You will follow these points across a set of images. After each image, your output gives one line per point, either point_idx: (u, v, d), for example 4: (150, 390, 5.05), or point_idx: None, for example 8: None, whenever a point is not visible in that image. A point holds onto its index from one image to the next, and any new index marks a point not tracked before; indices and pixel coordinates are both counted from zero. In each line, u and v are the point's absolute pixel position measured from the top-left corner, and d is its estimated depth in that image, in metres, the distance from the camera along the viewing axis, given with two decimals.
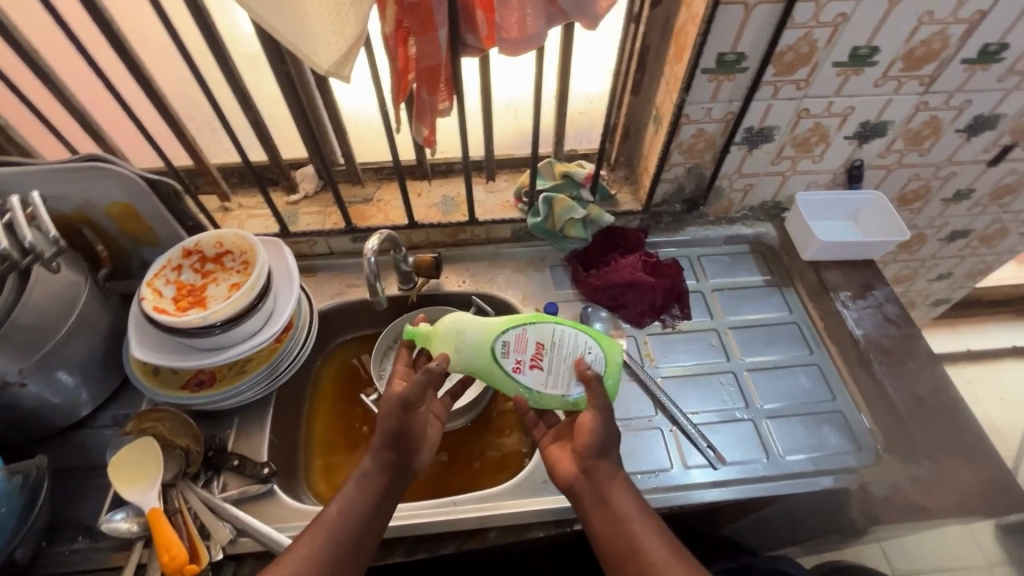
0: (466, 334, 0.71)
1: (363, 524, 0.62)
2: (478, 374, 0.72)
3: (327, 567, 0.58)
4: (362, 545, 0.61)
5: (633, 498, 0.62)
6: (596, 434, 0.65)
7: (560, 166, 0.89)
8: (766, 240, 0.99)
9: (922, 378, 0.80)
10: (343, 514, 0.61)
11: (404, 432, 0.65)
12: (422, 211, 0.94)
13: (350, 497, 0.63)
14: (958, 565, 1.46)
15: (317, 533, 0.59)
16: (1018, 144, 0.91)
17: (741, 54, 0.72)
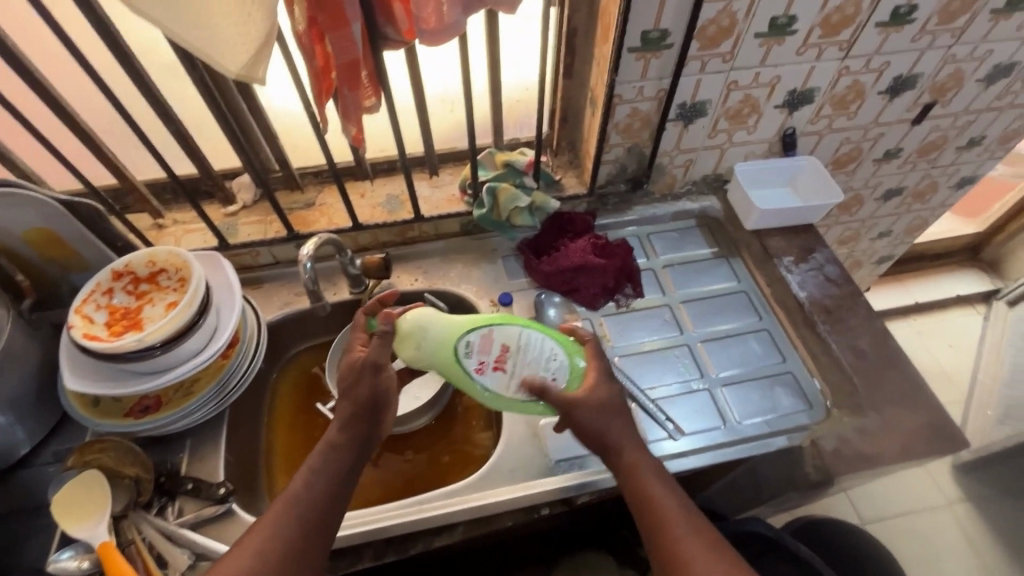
0: (429, 333, 0.69)
1: (326, 504, 0.61)
2: (441, 373, 0.71)
3: (288, 544, 0.57)
4: (327, 521, 0.60)
5: (663, 481, 0.63)
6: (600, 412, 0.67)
7: (500, 155, 0.88)
8: (711, 212, 1.01)
9: (864, 333, 0.83)
10: (303, 492, 0.61)
11: (376, 401, 0.67)
12: (367, 212, 0.93)
13: (315, 471, 0.63)
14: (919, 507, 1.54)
15: (276, 512, 0.59)
16: (937, 101, 0.95)
17: (664, 31, 0.72)
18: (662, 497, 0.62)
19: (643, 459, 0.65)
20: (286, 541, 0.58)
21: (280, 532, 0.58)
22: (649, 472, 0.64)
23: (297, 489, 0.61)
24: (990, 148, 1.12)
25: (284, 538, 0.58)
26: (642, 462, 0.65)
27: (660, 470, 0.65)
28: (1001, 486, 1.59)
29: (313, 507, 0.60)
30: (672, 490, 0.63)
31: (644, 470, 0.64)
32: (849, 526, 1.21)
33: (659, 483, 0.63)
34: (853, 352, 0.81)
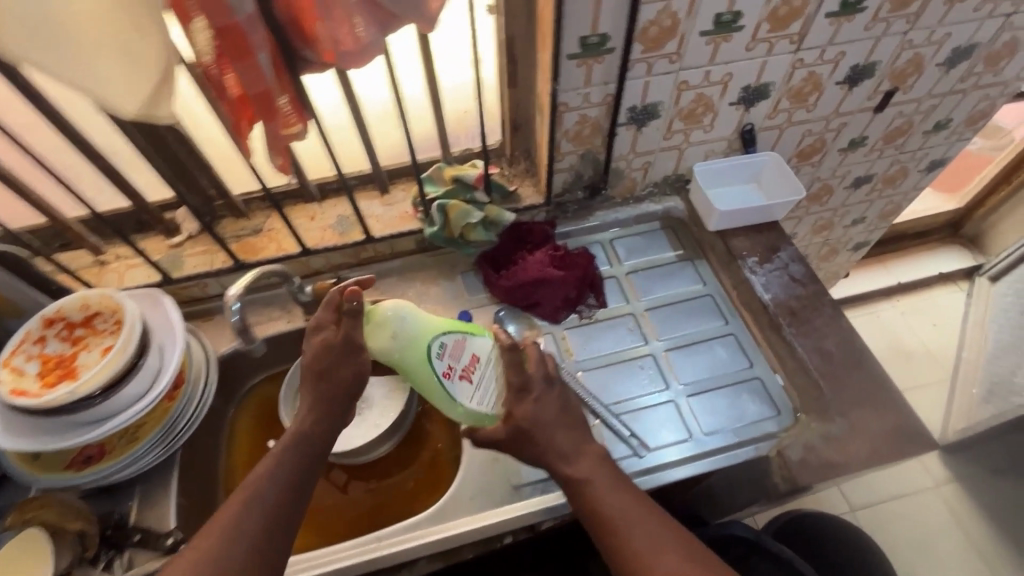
0: (406, 324, 0.70)
1: (289, 497, 0.58)
2: (408, 372, 0.71)
3: (247, 537, 0.54)
4: (289, 514, 0.57)
5: (622, 493, 0.62)
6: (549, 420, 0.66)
7: (450, 170, 0.85)
8: (675, 213, 0.99)
9: (831, 334, 0.81)
10: (263, 488, 0.57)
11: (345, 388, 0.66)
12: (316, 235, 0.90)
13: (279, 461, 0.60)
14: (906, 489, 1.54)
15: (233, 508, 0.55)
16: (898, 87, 0.92)
17: (603, 35, 0.69)
18: (621, 510, 0.60)
19: (599, 472, 0.63)
20: (247, 541, 0.54)
21: (238, 530, 0.54)
22: (608, 488, 0.62)
23: (255, 485, 0.57)
24: (957, 130, 1.09)
25: (245, 537, 0.54)
26: (597, 478, 0.63)
27: (618, 482, 0.63)
28: (986, 463, 1.59)
29: (275, 500, 0.57)
30: (634, 501, 0.61)
31: (595, 483, 0.62)
32: (839, 522, 1.19)
33: (620, 496, 0.61)
34: (819, 354, 0.79)
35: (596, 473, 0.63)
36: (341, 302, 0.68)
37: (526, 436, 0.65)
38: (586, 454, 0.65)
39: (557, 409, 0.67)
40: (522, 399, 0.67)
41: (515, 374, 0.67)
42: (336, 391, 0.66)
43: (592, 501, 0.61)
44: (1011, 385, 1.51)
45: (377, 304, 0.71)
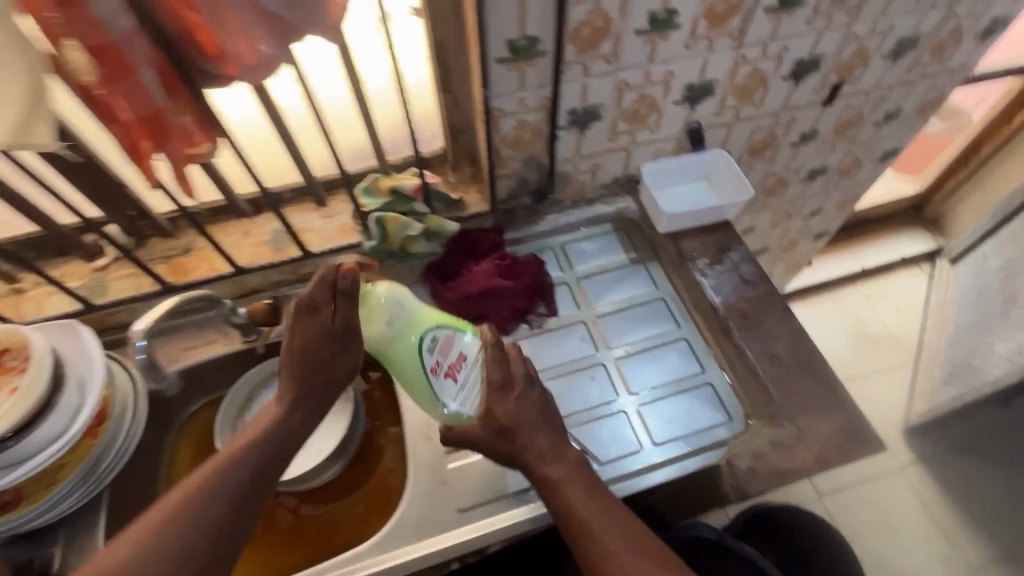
0: (400, 310, 0.67)
1: (256, 483, 0.60)
2: (394, 363, 0.68)
3: (214, 513, 0.56)
4: (251, 500, 0.59)
5: (598, 503, 0.64)
6: (527, 414, 0.68)
7: (387, 181, 0.81)
8: (627, 214, 0.96)
9: (781, 336, 0.80)
10: (232, 474, 0.59)
11: (330, 374, 0.68)
12: (251, 252, 0.85)
13: (257, 440, 0.62)
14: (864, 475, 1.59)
15: (200, 491, 0.56)
16: (845, 80, 0.91)
17: (533, 38, 0.66)
18: (596, 519, 0.62)
19: (580, 481, 0.65)
20: (206, 525, 0.55)
21: (201, 515, 0.55)
22: (586, 496, 0.64)
23: (226, 470, 0.59)
24: (908, 120, 1.09)
25: (205, 521, 0.55)
26: (577, 487, 0.65)
27: (595, 491, 0.65)
28: (946, 442, 1.63)
29: (241, 486, 0.59)
30: (608, 512, 0.63)
31: (574, 489, 0.65)
32: (819, 528, 1.20)
33: (596, 506, 0.64)
34: (768, 358, 0.78)
35: (576, 482, 0.65)
36: (336, 280, 0.64)
37: (504, 434, 0.67)
38: (568, 461, 0.67)
39: (517, 410, 0.68)
40: (505, 395, 0.68)
41: (496, 371, 0.69)
42: (317, 377, 0.67)
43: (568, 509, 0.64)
44: (971, 367, 1.54)
45: (374, 286, 0.68)
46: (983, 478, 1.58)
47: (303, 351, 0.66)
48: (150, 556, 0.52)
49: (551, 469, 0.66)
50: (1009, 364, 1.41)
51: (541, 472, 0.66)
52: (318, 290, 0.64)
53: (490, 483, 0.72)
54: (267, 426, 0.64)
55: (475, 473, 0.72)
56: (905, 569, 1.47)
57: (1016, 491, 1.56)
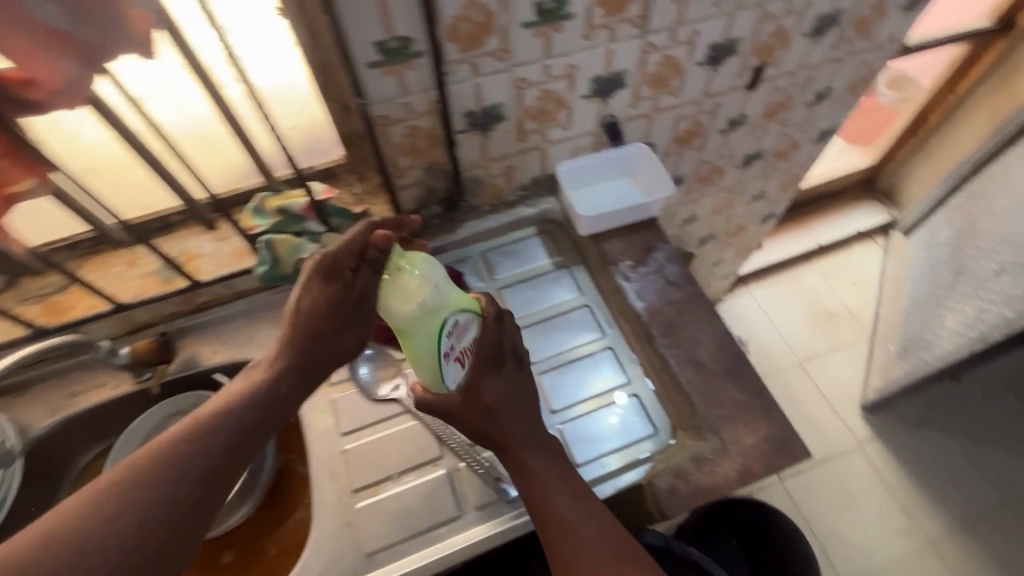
0: (433, 289, 0.57)
1: (231, 454, 0.52)
2: (405, 340, 0.58)
3: (185, 481, 0.48)
4: (223, 475, 0.50)
5: (575, 497, 0.61)
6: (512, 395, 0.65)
7: (275, 201, 0.74)
8: (550, 216, 0.91)
9: (707, 339, 0.76)
10: (204, 439, 0.50)
11: (330, 340, 0.61)
12: (136, 285, 0.78)
13: (240, 401, 0.54)
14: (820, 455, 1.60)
15: (161, 457, 0.48)
16: (768, 62, 0.86)
17: (404, 39, 0.59)
18: (572, 514, 0.59)
19: (556, 474, 0.62)
20: (164, 497, 0.47)
21: (160, 484, 0.47)
22: (560, 489, 0.61)
23: (197, 432, 0.50)
24: (841, 99, 1.05)
25: (163, 492, 0.47)
26: (549, 480, 0.61)
27: (572, 484, 0.62)
28: (900, 416, 1.64)
29: (214, 455, 0.50)
30: (586, 508, 0.60)
31: (549, 480, 0.61)
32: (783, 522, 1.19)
33: (572, 500, 0.60)
34: (692, 365, 0.74)
35: (551, 475, 0.62)
36: (365, 247, 0.59)
37: (483, 409, 0.63)
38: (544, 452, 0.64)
39: (501, 394, 0.64)
40: (495, 370, 0.65)
41: (490, 342, 0.65)
42: (316, 346, 0.60)
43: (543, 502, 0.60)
44: (923, 341, 1.54)
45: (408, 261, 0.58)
46: (939, 449, 1.59)
47: (307, 316, 0.60)
48: (92, 530, 0.44)
49: (526, 458, 0.63)
50: (958, 338, 1.41)
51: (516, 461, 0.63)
52: (341, 254, 0.59)
53: (401, 521, 0.68)
54: (252, 390, 0.55)
55: (385, 511, 0.68)
56: (864, 546, 1.47)
57: (970, 460, 1.58)
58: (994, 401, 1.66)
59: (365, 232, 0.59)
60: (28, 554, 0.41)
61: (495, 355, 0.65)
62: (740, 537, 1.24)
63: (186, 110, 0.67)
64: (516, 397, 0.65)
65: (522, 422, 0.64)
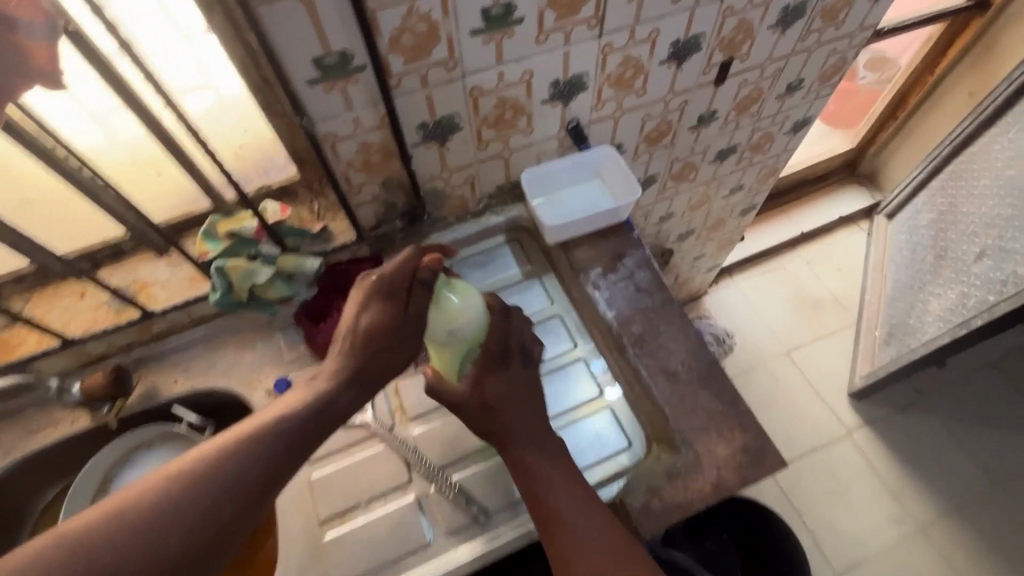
0: (468, 321, 0.64)
1: (278, 465, 0.53)
2: (434, 350, 0.67)
3: (232, 489, 0.50)
4: (267, 485, 0.52)
5: (574, 502, 0.61)
6: (515, 392, 0.67)
7: (223, 225, 0.72)
8: (519, 223, 0.88)
9: (679, 348, 0.74)
10: (254, 445, 0.52)
11: (388, 351, 0.62)
12: (87, 317, 0.75)
13: (294, 409, 0.56)
14: (808, 445, 1.60)
15: (212, 456, 0.51)
16: (734, 57, 0.84)
17: (342, 53, 0.56)
18: (570, 517, 0.60)
19: (557, 475, 0.63)
20: (211, 496, 0.49)
21: (208, 483, 0.50)
22: (562, 492, 0.62)
23: (249, 436, 0.53)
24: (813, 89, 1.02)
25: (210, 491, 0.50)
26: (548, 484, 0.62)
27: (574, 486, 0.62)
28: (887, 402, 1.64)
29: (261, 464, 0.52)
30: (587, 515, 0.60)
31: (550, 482, 0.62)
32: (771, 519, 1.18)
33: (572, 504, 0.61)
34: (665, 376, 0.72)
35: (552, 477, 0.63)
36: (416, 270, 0.64)
37: (485, 403, 0.65)
38: (547, 451, 0.64)
39: (502, 390, 0.66)
40: (501, 367, 0.67)
41: (496, 342, 0.67)
42: (371, 359, 0.61)
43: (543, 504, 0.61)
44: (907, 327, 1.53)
45: (450, 293, 0.65)
46: (927, 433, 1.59)
47: (365, 331, 0.61)
48: (145, 529, 0.47)
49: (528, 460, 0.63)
50: (941, 323, 1.40)
51: (518, 462, 0.64)
52: (395, 275, 0.63)
53: (370, 551, 0.66)
54: (307, 397, 0.57)
55: (354, 541, 0.66)
56: (855, 535, 1.47)
57: (959, 443, 1.57)
58: (981, 382, 1.65)
59: (410, 256, 0.65)
60: (90, 533, 0.46)
61: (501, 353, 0.67)
62: (732, 532, 1.23)
63: (122, 133, 0.67)
64: (517, 393, 0.67)
65: (523, 418, 0.66)
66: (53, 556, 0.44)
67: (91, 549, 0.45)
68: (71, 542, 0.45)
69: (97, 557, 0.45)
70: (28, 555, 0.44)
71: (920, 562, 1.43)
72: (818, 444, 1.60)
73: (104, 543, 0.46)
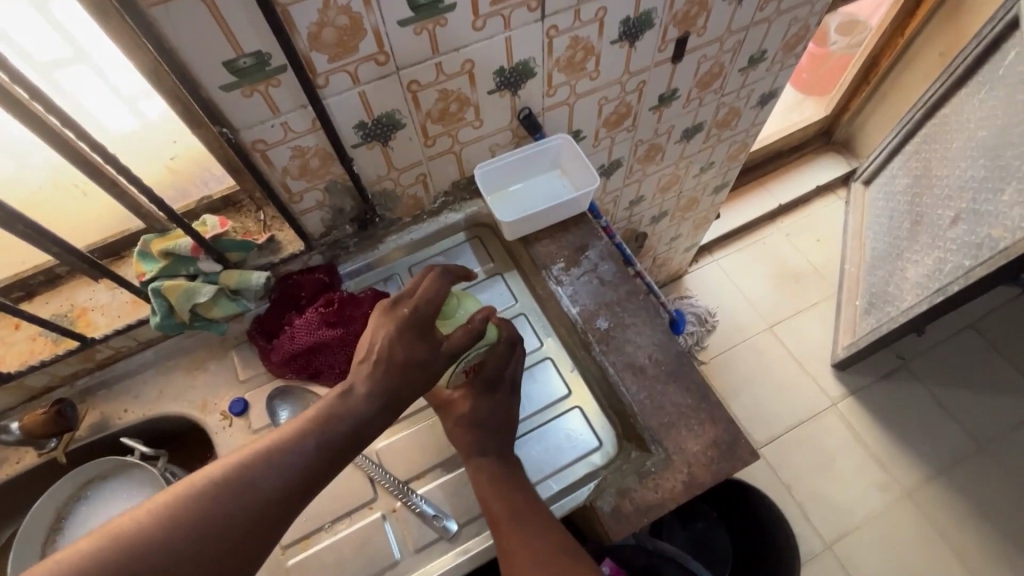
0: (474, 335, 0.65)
1: (317, 476, 0.50)
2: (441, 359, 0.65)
3: (259, 501, 0.47)
4: (305, 496, 0.50)
5: (533, 527, 0.59)
6: (500, 413, 0.66)
7: (157, 244, 0.68)
8: (479, 219, 0.85)
9: (646, 341, 0.72)
10: (296, 453, 0.49)
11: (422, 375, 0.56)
12: (23, 349, 0.71)
13: (330, 417, 0.52)
14: (794, 419, 1.60)
15: (256, 462, 0.48)
16: (689, 32, 0.80)
17: (257, 54, 0.52)
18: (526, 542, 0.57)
19: (514, 502, 0.61)
20: (255, 506, 0.47)
21: (253, 491, 0.47)
22: (520, 517, 0.59)
23: (290, 443, 0.49)
24: (777, 59, 0.99)
25: (255, 501, 0.47)
26: (505, 510, 0.60)
27: (535, 512, 0.60)
28: (870, 370, 1.65)
29: (300, 475, 0.49)
30: (548, 545, 0.57)
31: (510, 507, 0.60)
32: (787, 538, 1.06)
33: (530, 532, 0.58)
34: (632, 371, 0.69)
35: (510, 502, 0.60)
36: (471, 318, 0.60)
37: (469, 417, 0.65)
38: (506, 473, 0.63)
39: (486, 412, 0.65)
40: (489, 393, 0.66)
41: (492, 370, 0.66)
42: (411, 385, 0.55)
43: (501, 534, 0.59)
44: (886, 295, 1.52)
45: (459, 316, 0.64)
46: (911, 398, 1.60)
47: (402, 362, 0.55)
48: (171, 535, 0.44)
49: (485, 491, 0.62)
50: (919, 291, 1.38)
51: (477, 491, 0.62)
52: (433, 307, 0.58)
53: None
54: (343, 406, 0.53)
55: (320, 565, 0.64)
56: (845, 505, 1.48)
57: (942, 407, 1.58)
58: (961, 345, 1.66)
59: (438, 286, 0.59)
60: (142, 534, 0.44)
61: (494, 381, 0.67)
62: (722, 510, 1.23)
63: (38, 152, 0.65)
64: (502, 415, 0.66)
65: (501, 439, 0.65)
66: (106, 554, 0.42)
67: (143, 549, 0.43)
68: (123, 542, 0.43)
69: (150, 559, 0.43)
70: (82, 551, 0.42)
71: (907, 527, 1.44)
72: (804, 417, 1.60)
73: (156, 546, 0.44)
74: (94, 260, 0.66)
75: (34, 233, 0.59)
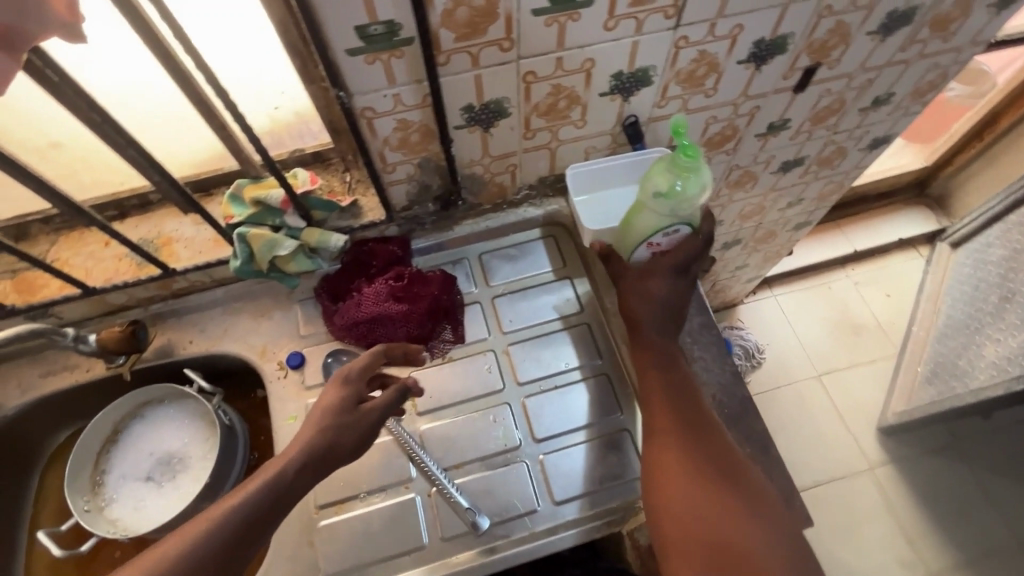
0: (678, 209, 0.65)
1: (240, 547, 0.48)
2: (637, 214, 0.67)
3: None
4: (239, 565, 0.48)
5: (677, 378, 0.65)
6: (675, 295, 0.69)
7: (250, 190, 0.69)
8: (559, 218, 0.83)
9: (709, 379, 0.71)
10: (225, 524, 0.48)
11: (344, 423, 0.57)
12: (109, 267, 0.74)
13: (258, 488, 0.50)
14: (826, 473, 1.54)
15: (186, 539, 0.46)
16: (821, 63, 0.74)
17: (389, 24, 0.51)
18: (672, 388, 0.64)
19: (687, 419, 0.61)
20: None
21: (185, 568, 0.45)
22: (669, 371, 0.65)
23: (218, 517, 0.48)
24: (902, 105, 0.92)
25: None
26: (650, 358, 0.66)
27: (679, 374, 0.65)
28: (918, 440, 1.56)
29: (225, 549, 0.47)
30: (685, 393, 0.64)
31: (665, 393, 0.63)
32: None
33: (673, 383, 0.64)
34: None
35: (684, 425, 0.61)
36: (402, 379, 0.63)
37: (645, 292, 0.68)
38: (682, 397, 0.63)
39: (663, 290, 0.68)
40: (677, 278, 0.69)
41: (684, 256, 0.68)
42: (335, 427, 0.56)
43: (660, 441, 0.60)
44: (954, 368, 1.43)
45: (679, 186, 0.63)
46: (956, 478, 1.51)
47: (332, 406, 0.57)
48: None
49: (656, 404, 0.63)
50: (995, 373, 1.30)
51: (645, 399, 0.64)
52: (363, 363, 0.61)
53: (366, 543, 0.65)
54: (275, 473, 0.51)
55: (350, 531, 0.66)
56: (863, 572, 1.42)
57: (989, 495, 1.49)
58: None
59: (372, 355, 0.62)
60: None
61: (682, 262, 0.69)
62: None
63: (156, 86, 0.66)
64: (675, 306, 0.69)
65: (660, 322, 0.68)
66: None
67: None
68: None
69: None
70: None
71: None
72: (836, 474, 1.54)
73: None
74: (189, 196, 0.67)
75: (141, 161, 0.61)
